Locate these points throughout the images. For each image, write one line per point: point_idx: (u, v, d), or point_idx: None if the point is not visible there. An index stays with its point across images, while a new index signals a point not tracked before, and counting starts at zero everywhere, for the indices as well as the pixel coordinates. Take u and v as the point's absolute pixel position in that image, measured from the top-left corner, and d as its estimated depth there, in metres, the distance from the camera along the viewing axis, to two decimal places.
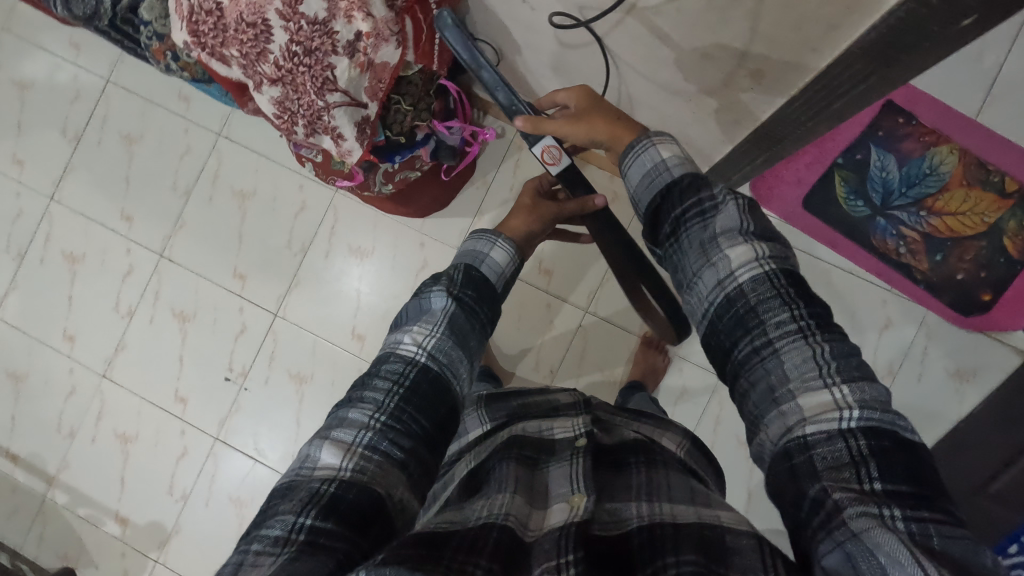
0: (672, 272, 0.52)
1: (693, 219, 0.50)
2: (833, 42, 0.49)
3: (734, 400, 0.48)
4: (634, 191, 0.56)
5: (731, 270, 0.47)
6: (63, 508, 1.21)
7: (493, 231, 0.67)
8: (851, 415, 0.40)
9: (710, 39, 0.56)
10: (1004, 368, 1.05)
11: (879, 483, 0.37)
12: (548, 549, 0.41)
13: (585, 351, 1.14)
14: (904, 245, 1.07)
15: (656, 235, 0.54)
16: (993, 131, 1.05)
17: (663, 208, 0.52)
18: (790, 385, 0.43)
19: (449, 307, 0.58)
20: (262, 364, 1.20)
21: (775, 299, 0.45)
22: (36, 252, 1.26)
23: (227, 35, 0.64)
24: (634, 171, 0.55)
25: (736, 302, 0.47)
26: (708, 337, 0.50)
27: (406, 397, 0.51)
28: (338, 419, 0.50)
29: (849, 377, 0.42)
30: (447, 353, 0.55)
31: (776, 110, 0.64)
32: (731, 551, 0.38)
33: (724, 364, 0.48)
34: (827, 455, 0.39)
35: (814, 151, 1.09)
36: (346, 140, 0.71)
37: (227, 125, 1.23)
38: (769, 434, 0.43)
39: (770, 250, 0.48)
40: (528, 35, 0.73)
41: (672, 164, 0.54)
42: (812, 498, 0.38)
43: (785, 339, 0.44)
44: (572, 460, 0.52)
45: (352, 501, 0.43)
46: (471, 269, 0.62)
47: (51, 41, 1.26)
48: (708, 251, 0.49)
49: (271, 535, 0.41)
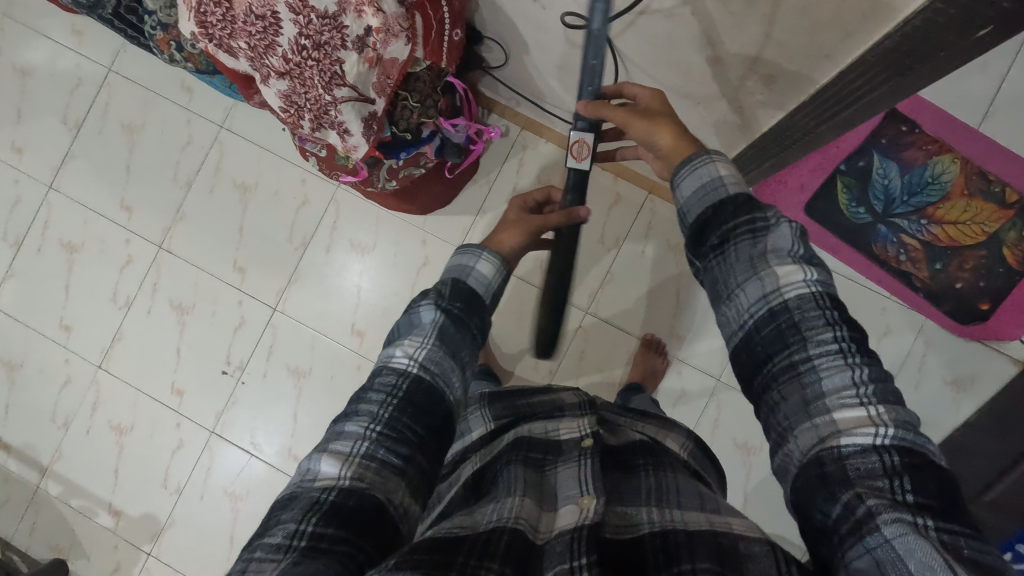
0: (709, 283, 0.51)
1: (743, 233, 0.49)
2: (847, 49, 0.49)
3: (762, 414, 0.47)
4: (683, 203, 0.54)
5: (778, 286, 0.46)
6: (57, 499, 1.20)
7: (476, 244, 0.64)
8: (885, 431, 0.40)
9: (723, 44, 0.56)
10: (1001, 378, 1.06)
11: (912, 494, 0.37)
12: (561, 552, 0.41)
13: (585, 352, 1.15)
14: (905, 253, 1.08)
15: (701, 242, 0.52)
16: (995, 142, 1.06)
17: (712, 220, 0.51)
18: (825, 401, 0.43)
19: (438, 319, 0.55)
20: (260, 358, 1.19)
21: (819, 319, 0.45)
22: (34, 240, 1.25)
23: (235, 27, 0.63)
24: (686, 184, 0.54)
25: (779, 317, 0.46)
26: (739, 350, 0.49)
27: (401, 408, 0.49)
28: (335, 432, 0.49)
29: (885, 400, 0.42)
30: (439, 363, 0.52)
31: (786, 116, 0.64)
32: (747, 563, 0.38)
33: (753, 377, 0.47)
34: (861, 465, 0.39)
35: (818, 158, 1.09)
36: (352, 135, 0.72)
37: (229, 117, 1.22)
38: (799, 445, 0.43)
39: (819, 274, 0.47)
40: (538, 35, 0.73)
41: (728, 180, 0.52)
42: (843, 503, 0.39)
43: (824, 357, 0.44)
44: (580, 461, 0.52)
45: (353, 506, 0.43)
46: (459, 284, 0.59)
47: (52, 28, 1.25)
48: (755, 265, 0.48)
49: (273, 543, 0.41)
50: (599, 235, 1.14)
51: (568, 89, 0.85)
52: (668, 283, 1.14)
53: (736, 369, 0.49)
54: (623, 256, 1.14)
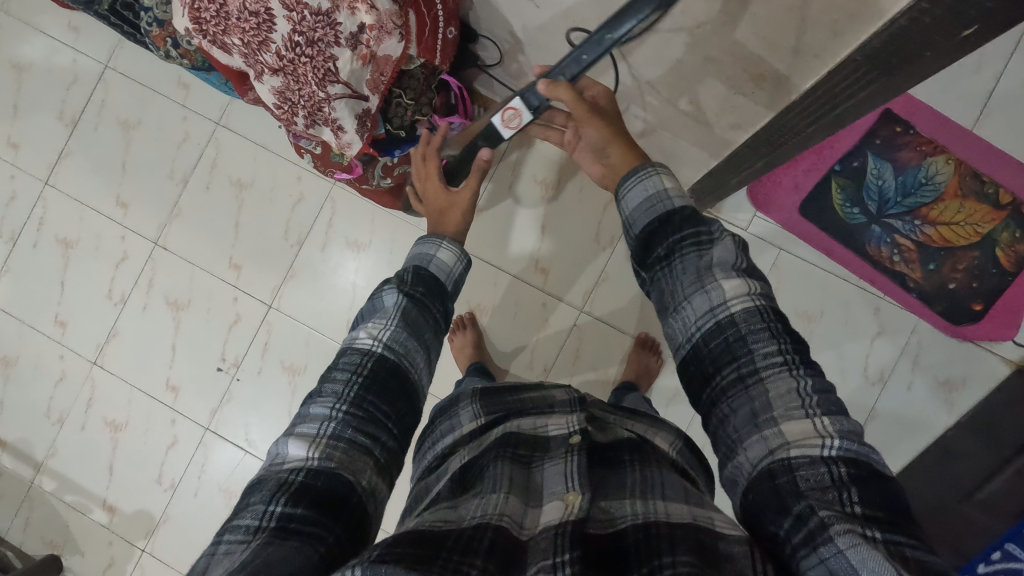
0: (657, 293, 0.57)
1: (690, 247, 0.55)
2: (836, 49, 0.49)
3: (713, 424, 0.51)
4: (630, 213, 0.60)
5: (725, 300, 0.52)
6: (51, 495, 1.20)
7: (435, 234, 0.67)
8: (831, 443, 0.43)
9: (714, 43, 0.56)
10: (992, 378, 1.07)
11: (858, 504, 0.39)
12: (545, 548, 0.41)
13: (579, 351, 1.15)
14: (898, 253, 1.08)
15: (647, 254, 0.58)
16: (989, 143, 1.06)
17: (659, 232, 0.57)
18: (774, 413, 0.46)
19: (400, 302, 0.59)
20: (255, 355, 1.19)
21: (764, 333, 0.50)
22: (29, 236, 1.25)
23: (229, 23, 0.63)
24: (634, 192, 0.59)
25: (726, 329, 0.51)
26: (689, 360, 0.54)
27: (365, 385, 0.53)
28: (301, 415, 0.52)
29: (829, 411, 0.45)
30: (403, 343, 0.57)
31: (778, 115, 0.64)
32: (728, 563, 0.39)
33: (706, 388, 0.52)
34: (811, 477, 0.41)
35: (812, 158, 1.10)
36: (346, 132, 0.72)
37: (226, 114, 1.22)
38: (748, 456, 0.46)
39: (759, 288, 0.53)
40: (532, 33, 0.73)
41: (673, 192, 0.58)
42: (795, 515, 0.40)
43: (772, 369, 0.48)
44: (566, 457, 0.52)
45: (320, 487, 0.45)
46: (420, 270, 0.63)
47: (49, 23, 1.25)
48: (702, 278, 0.53)
49: (243, 526, 0.42)
50: (593, 234, 1.15)
51: None
52: None
53: (688, 378, 0.54)
54: (617, 256, 1.15)
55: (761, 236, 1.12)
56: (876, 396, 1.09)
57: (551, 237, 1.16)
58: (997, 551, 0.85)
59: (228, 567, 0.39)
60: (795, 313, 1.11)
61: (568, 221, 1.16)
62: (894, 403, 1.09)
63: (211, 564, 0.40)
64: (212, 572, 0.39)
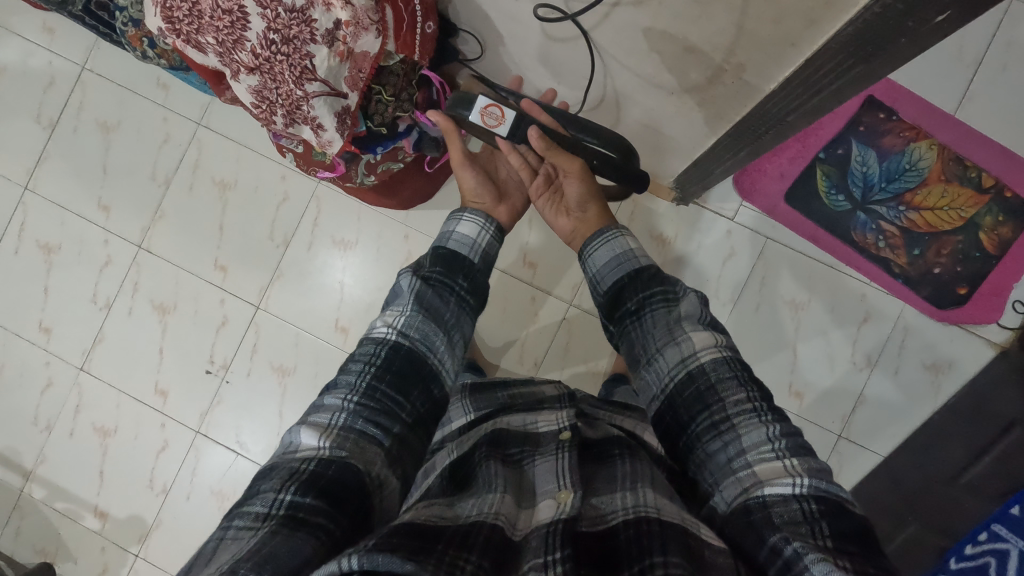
0: (629, 345, 0.61)
1: (658, 301, 0.61)
2: (812, 37, 0.50)
3: (692, 470, 0.52)
4: (599, 271, 0.67)
5: (694, 350, 0.55)
6: (41, 503, 1.19)
7: (457, 209, 0.69)
8: (801, 481, 0.44)
9: (692, 34, 0.56)
10: (978, 361, 1.07)
11: (830, 537, 0.40)
12: (537, 546, 0.41)
13: (570, 344, 1.15)
14: (883, 239, 1.09)
15: (617, 312, 0.64)
16: (971, 127, 1.07)
17: (630, 288, 0.63)
18: (747, 457, 0.48)
19: (416, 286, 0.59)
20: (244, 357, 1.19)
21: (732, 381, 0.53)
22: (10, 242, 1.23)
23: (202, 22, 0.62)
24: (602, 253, 0.67)
25: (696, 377, 0.54)
26: (663, 410, 0.56)
27: (379, 374, 0.52)
28: (315, 405, 0.51)
29: (798, 454, 0.47)
30: (418, 328, 0.56)
31: (759, 104, 0.64)
32: (714, 568, 0.39)
33: (681, 436, 0.54)
34: (784, 513, 0.43)
35: (796, 146, 1.10)
36: (326, 130, 0.71)
37: (207, 114, 1.20)
38: (724, 497, 0.47)
39: (725, 341, 0.57)
40: (512, 27, 0.73)
41: (636, 252, 0.66)
42: (770, 545, 0.41)
43: (741, 415, 0.50)
44: (557, 454, 0.53)
45: (331, 476, 0.44)
46: (438, 249, 0.65)
47: (23, 25, 1.23)
48: (673, 332, 0.58)
49: (252, 512, 0.42)
50: None
51: (545, 82, 0.84)
52: None
53: (664, 428, 0.56)
54: None
55: (748, 225, 1.11)
56: (864, 381, 1.10)
57: (539, 230, 1.16)
58: (983, 532, 0.87)
59: (234, 556, 0.38)
60: (784, 301, 1.11)
61: None
62: (882, 388, 1.09)
63: (219, 551, 0.39)
64: (219, 560, 0.39)
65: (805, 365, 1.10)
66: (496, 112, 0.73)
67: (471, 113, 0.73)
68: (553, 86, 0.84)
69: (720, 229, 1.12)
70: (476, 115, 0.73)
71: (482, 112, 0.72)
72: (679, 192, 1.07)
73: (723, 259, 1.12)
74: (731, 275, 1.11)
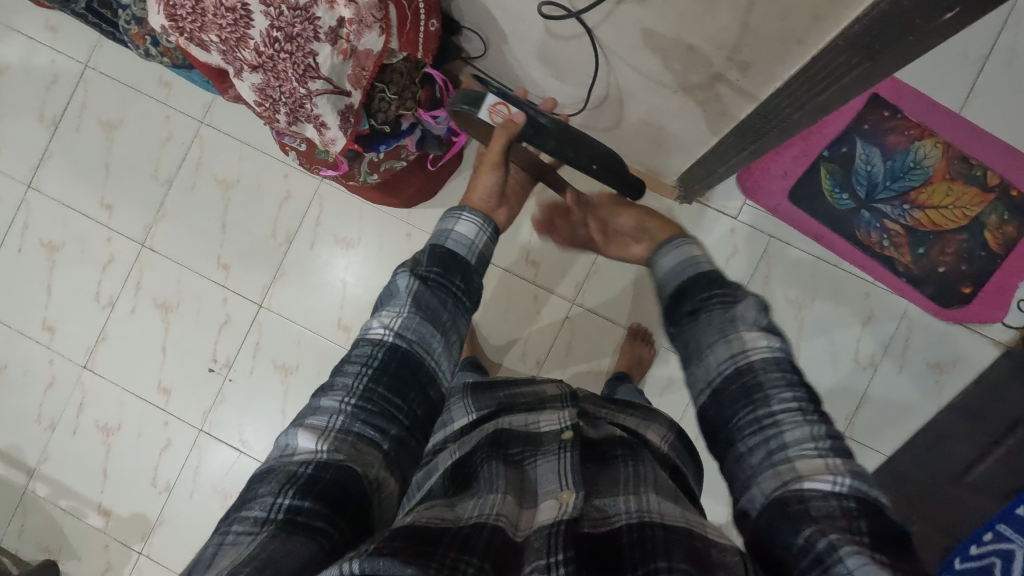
0: (682, 344, 0.58)
1: (716, 302, 0.56)
2: (818, 34, 0.49)
3: (727, 463, 0.51)
4: (662, 277, 0.62)
5: (745, 348, 0.52)
6: (45, 500, 1.20)
7: (456, 207, 0.65)
8: (842, 479, 0.43)
9: (696, 32, 0.56)
10: (983, 360, 1.07)
11: (868, 534, 0.40)
12: (539, 548, 0.41)
13: (572, 342, 1.15)
14: (888, 238, 1.08)
15: (672, 312, 0.59)
16: (976, 125, 1.07)
17: (690, 289, 0.58)
18: (788, 452, 0.47)
19: (413, 286, 0.58)
20: (247, 356, 1.19)
21: (781, 379, 0.50)
22: (14, 240, 1.24)
23: (205, 20, 0.62)
24: (668, 258, 0.62)
25: (745, 374, 0.51)
26: (707, 405, 0.53)
27: (375, 377, 0.51)
28: (312, 407, 0.51)
29: (841, 453, 0.46)
30: (416, 330, 0.55)
31: (764, 101, 0.64)
32: (720, 568, 0.39)
33: (721, 431, 0.52)
34: (822, 507, 0.42)
35: (800, 144, 1.10)
36: (329, 128, 0.71)
37: (210, 112, 1.20)
38: (763, 489, 0.46)
39: (783, 342, 0.53)
40: (516, 25, 0.72)
41: (702, 259, 0.60)
42: (804, 536, 0.41)
43: (786, 411, 0.48)
44: (559, 454, 0.52)
45: (330, 479, 0.44)
46: (435, 249, 0.61)
47: (26, 23, 1.23)
48: (725, 328, 0.54)
49: (251, 516, 0.41)
50: None
51: (548, 80, 0.83)
52: None
53: (704, 421, 0.54)
54: None
55: (752, 224, 1.11)
56: (868, 381, 1.09)
57: None
58: (988, 532, 0.95)
59: (234, 560, 0.38)
60: (787, 300, 1.11)
61: None
62: (887, 388, 1.09)
63: (218, 556, 0.39)
64: (218, 564, 0.39)
65: (808, 364, 1.10)
66: (505, 109, 0.72)
67: (477, 111, 0.73)
68: (556, 84, 0.83)
69: (723, 228, 1.11)
70: (483, 114, 0.72)
71: (490, 110, 0.72)
72: (682, 190, 1.06)
73: (726, 258, 1.11)
74: (734, 274, 1.11)
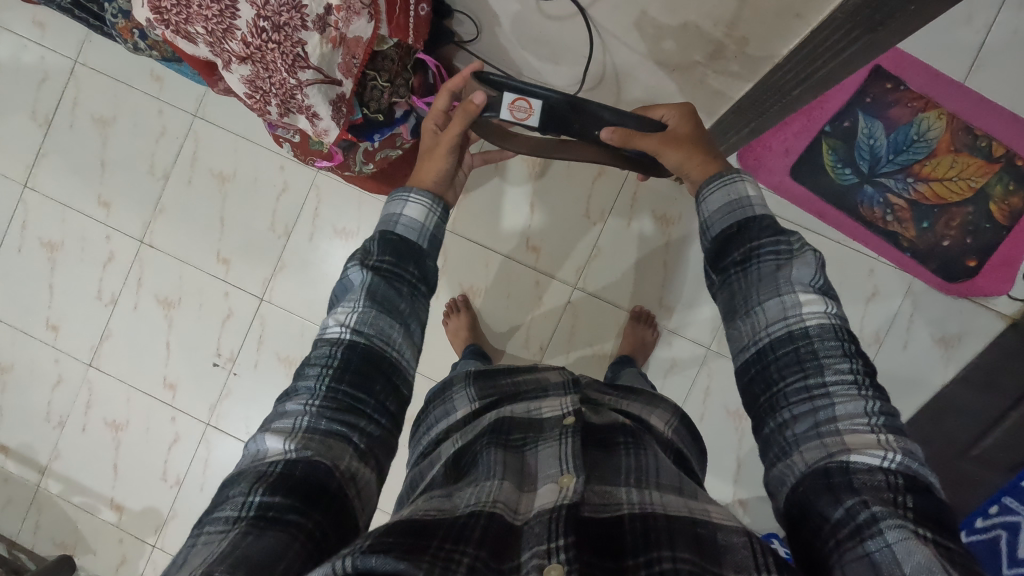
0: (727, 296, 0.56)
1: (767, 255, 0.54)
2: (816, 8, 0.48)
3: (767, 427, 0.50)
4: (708, 217, 0.60)
5: (799, 312, 0.50)
6: (59, 497, 1.21)
7: (405, 188, 0.63)
8: (893, 456, 0.42)
9: (690, 7, 0.55)
10: (988, 333, 1.06)
11: (912, 510, 0.39)
12: (538, 533, 0.41)
13: (575, 327, 1.14)
14: (891, 212, 1.07)
15: (718, 260, 0.58)
16: (982, 95, 1.04)
17: (736, 236, 0.56)
18: (836, 424, 0.45)
19: (367, 278, 0.56)
20: (251, 349, 1.19)
21: (836, 349, 0.48)
22: (13, 240, 1.23)
23: (190, 11, 0.60)
24: (714, 197, 0.59)
25: (798, 339, 0.50)
26: (752, 363, 0.53)
27: (338, 376, 0.51)
28: (277, 413, 0.51)
29: (893, 431, 0.45)
30: (373, 324, 0.54)
31: (763, 77, 0.63)
32: (722, 550, 0.40)
33: (764, 393, 0.51)
34: (867, 480, 0.41)
35: (801, 120, 1.08)
36: (322, 119, 0.70)
37: (202, 105, 1.19)
38: (804, 458, 0.46)
39: (837, 308, 0.51)
40: (508, 6, 0.71)
41: (754, 200, 0.58)
42: (847, 507, 0.40)
43: (839, 385, 0.47)
44: (561, 439, 0.52)
45: (299, 476, 0.44)
46: (385, 235, 0.59)
47: (12, 21, 1.22)
48: (779, 285, 0.52)
49: (223, 517, 0.41)
50: (583, 208, 1.14)
51: (543, 63, 0.82)
52: (655, 254, 1.13)
53: (747, 382, 0.53)
54: (608, 230, 1.14)
55: None
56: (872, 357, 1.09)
57: (541, 213, 1.15)
58: (994, 506, 0.97)
59: (206, 558, 0.37)
60: None
61: (558, 195, 1.14)
62: (890, 363, 1.09)
63: (190, 557, 0.39)
64: (189, 565, 0.38)
65: None
66: (524, 105, 0.72)
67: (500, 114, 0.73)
68: (551, 67, 0.82)
69: None
70: (506, 115, 0.72)
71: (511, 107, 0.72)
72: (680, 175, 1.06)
73: None
74: None
